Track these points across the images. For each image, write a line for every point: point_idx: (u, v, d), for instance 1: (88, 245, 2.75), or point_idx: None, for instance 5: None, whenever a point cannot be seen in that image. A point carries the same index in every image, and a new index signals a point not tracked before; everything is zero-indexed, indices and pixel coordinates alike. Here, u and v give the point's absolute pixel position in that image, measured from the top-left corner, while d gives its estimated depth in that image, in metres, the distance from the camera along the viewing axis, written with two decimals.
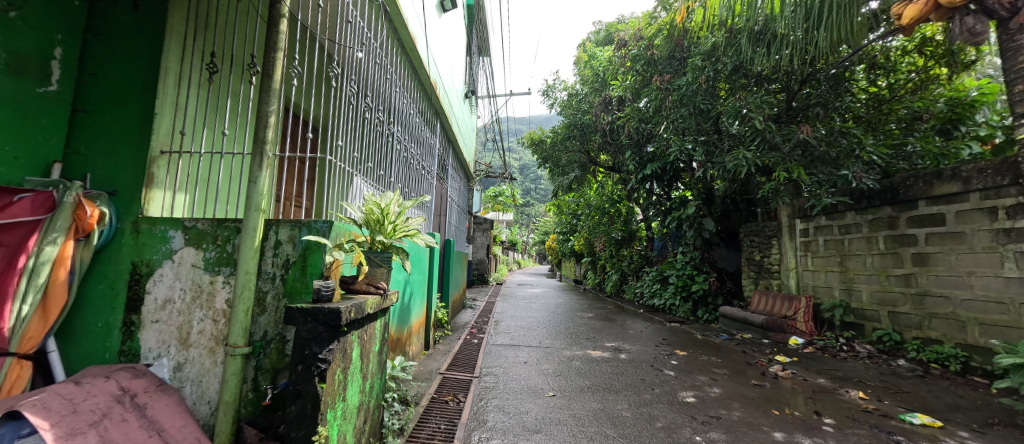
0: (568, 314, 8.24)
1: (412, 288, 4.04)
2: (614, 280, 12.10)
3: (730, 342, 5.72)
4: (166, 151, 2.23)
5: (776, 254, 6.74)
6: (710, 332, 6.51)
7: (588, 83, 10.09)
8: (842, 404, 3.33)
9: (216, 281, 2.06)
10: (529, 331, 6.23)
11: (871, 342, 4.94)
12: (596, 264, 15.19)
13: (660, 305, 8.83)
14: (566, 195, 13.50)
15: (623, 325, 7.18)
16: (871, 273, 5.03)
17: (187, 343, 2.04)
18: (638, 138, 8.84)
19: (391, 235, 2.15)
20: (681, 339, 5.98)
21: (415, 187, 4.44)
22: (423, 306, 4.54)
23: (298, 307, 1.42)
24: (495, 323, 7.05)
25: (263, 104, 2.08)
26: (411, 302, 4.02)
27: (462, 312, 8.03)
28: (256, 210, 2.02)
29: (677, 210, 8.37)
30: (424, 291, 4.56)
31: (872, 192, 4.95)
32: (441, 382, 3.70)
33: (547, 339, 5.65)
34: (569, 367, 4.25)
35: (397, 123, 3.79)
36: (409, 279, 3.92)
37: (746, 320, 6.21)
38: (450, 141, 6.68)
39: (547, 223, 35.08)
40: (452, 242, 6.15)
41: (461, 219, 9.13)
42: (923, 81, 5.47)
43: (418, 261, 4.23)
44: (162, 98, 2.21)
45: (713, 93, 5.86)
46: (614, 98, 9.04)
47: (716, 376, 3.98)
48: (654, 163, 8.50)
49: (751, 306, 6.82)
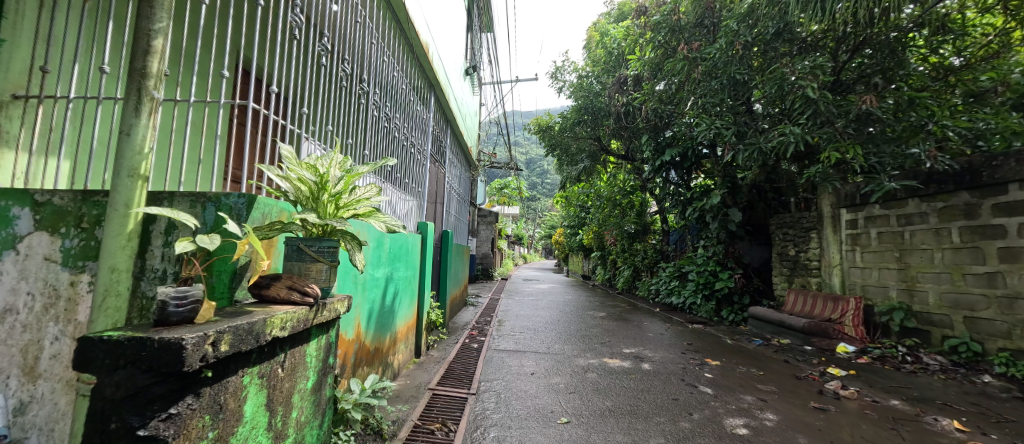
0: (577, 313, 7.54)
1: (396, 286, 3.36)
2: (626, 276, 11.34)
3: (767, 349, 4.99)
4: (20, 96, 1.57)
5: (816, 248, 5.96)
6: (740, 335, 5.78)
7: (601, 63, 9.30)
8: (939, 439, 2.59)
9: (79, 280, 1.41)
10: (536, 334, 5.53)
11: (941, 353, 4.18)
12: (606, 259, 14.46)
13: (678, 303, 8.05)
14: (574, 186, 12.73)
15: (639, 326, 6.47)
16: (940, 271, 4.27)
17: (33, 374, 1.37)
18: (656, 121, 8.06)
19: (334, 214, 1.43)
20: (708, 343, 5.27)
21: (399, 167, 3.75)
22: (414, 305, 3.95)
23: (98, 340, 0.74)
24: (499, 323, 6.38)
25: (144, 20, 1.39)
26: (397, 303, 3.39)
27: (462, 310, 7.35)
28: (131, 177, 1.35)
29: (699, 200, 7.59)
30: (416, 288, 3.98)
31: (945, 174, 4.18)
32: (430, 401, 3.02)
33: (556, 344, 4.95)
34: (584, 381, 3.57)
35: (376, 87, 3.09)
36: (392, 276, 3.26)
37: (782, 323, 5.48)
38: (448, 121, 5.99)
39: (554, 217, 34.32)
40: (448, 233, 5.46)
41: (462, 210, 8.44)
42: (1003, 45, 4.64)
43: (406, 252, 3.62)
44: (14, 19, 1.54)
45: (750, 62, 5.10)
46: (630, 76, 8.24)
47: (765, 395, 3.26)
48: (674, 149, 7.74)
49: (786, 307, 6.07)
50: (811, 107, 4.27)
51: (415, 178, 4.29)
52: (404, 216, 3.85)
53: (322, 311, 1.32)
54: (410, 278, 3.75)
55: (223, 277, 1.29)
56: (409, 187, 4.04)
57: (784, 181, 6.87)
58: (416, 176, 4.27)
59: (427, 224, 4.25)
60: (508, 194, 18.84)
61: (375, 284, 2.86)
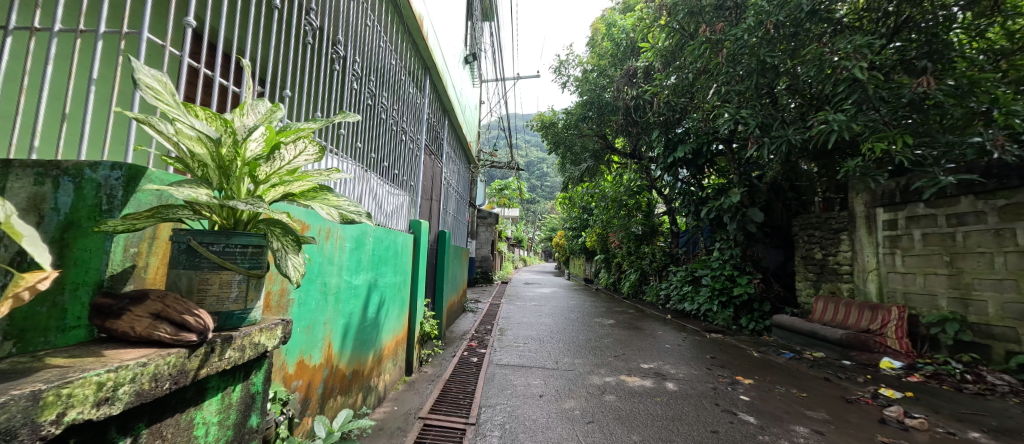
0: (584, 321, 7.01)
1: (381, 294, 2.83)
2: (632, 281, 10.80)
3: (799, 364, 4.47)
4: None
5: (847, 251, 5.46)
6: (765, 347, 5.25)
7: (608, 55, 8.78)
8: None
9: None
10: (541, 346, 5.00)
11: (1006, 371, 3.67)
12: (610, 262, 13.92)
13: (691, 310, 7.53)
14: (578, 186, 12.23)
15: (653, 336, 5.94)
16: (1002, 277, 3.77)
17: None
18: (668, 116, 7.56)
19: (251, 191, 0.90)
20: (733, 357, 4.74)
21: (387, 156, 3.22)
22: (405, 315, 3.45)
23: None
24: (500, 333, 5.85)
25: None
26: (383, 314, 2.88)
27: (460, 317, 6.81)
28: None
29: (714, 199, 7.07)
30: (407, 295, 3.48)
31: (1008, 167, 3.69)
32: (422, 435, 2.50)
33: (565, 357, 4.42)
34: (603, 406, 3.05)
35: (359, 55, 2.53)
36: (376, 281, 2.73)
37: (813, 334, 4.97)
38: (445, 112, 5.46)
39: (554, 219, 33.83)
40: (446, 234, 4.95)
41: (460, 210, 7.93)
42: None
43: (394, 254, 3.11)
44: None
45: (779, 44, 4.59)
46: (640, 68, 7.72)
47: (819, 426, 2.74)
48: (688, 145, 7.24)
49: (814, 316, 5.55)
50: (858, 90, 3.80)
51: (407, 170, 3.76)
52: (393, 212, 3.32)
53: (216, 355, 0.81)
54: (398, 284, 3.24)
55: (85, 293, 0.91)
56: (399, 179, 3.51)
57: (809, 178, 6.36)
58: (407, 168, 3.74)
59: (420, 222, 3.76)
60: (508, 194, 18.34)
61: (353, 294, 2.34)
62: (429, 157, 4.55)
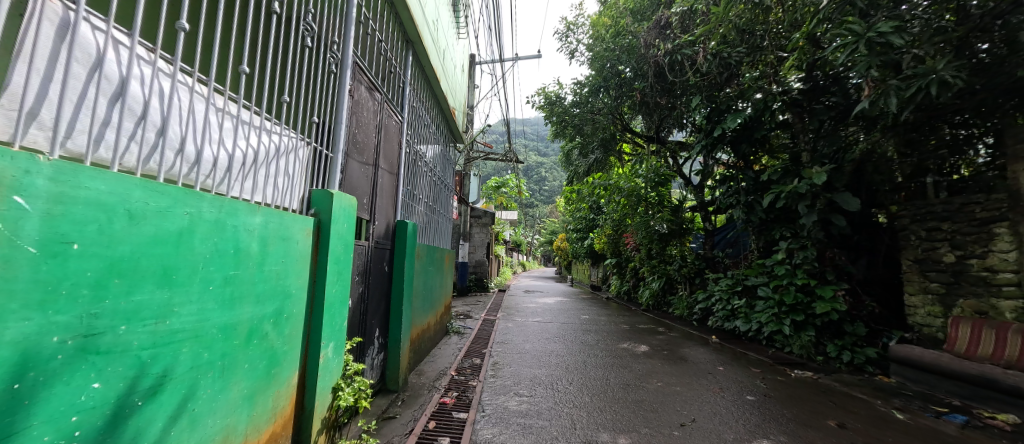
0: (607, 347, 5.20)
1: (143, 361, 1.00)
2: (654, 290, 8.97)
3: (994, 440, 2.66)
4: None
5: (1009, 252, 3.67)
6: (898, 398, 3.44)
7: (629, 8, 6.98)
8: None
9: None
10: (556, 403, 3.16)
11: None
12: (623, 267, 12.13)
13: (745, 331, 5.72)
14: (588, 178, 10.35)
15: (714, 374, 4.12)
16: None
17: None
18: (716, 75, 5.72)
19: None
20: (872, 423, 2.92)
21: (236, 29, 1.36)
22: (284, 386, 1.62)
23: None
24: (494, 371, 4.00)
25: None
26: (162, 417, 1.06)
27: (440, 345, 4.96)
28: None
29: (780, 183, 5.28)
30: (290, 342, 1.66)
31: None
32: None
33: (601, 434, 2.59)
34: None
35: None
36: (100, 335, 0.89)
37: (987, 382, 3.17)
38: (408, 43, 3.57)
39: (555, 221, 32.05)
40: (407, 225, 3.23)
41: (440, 199, 6.02)
42: None
43: (231, 254, 1.30)
44: None
45: None
46: (674, 15, 5.94)
47: None
48: (742, 112, 5.46)
49: (962, 349, 3.72)
50: None
51: (310, 101, 1.93)
52: (248, 163, 1.48)
53: None
54: (251, 325, 1.41)
55: None
56: (284, 106, 1.69)
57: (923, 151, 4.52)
58: (310, 90, 1.89)
59: (335, 192, 1.95)
60: (506, 192, 16.42)
61: None
62: (372, 96, 2.68)
